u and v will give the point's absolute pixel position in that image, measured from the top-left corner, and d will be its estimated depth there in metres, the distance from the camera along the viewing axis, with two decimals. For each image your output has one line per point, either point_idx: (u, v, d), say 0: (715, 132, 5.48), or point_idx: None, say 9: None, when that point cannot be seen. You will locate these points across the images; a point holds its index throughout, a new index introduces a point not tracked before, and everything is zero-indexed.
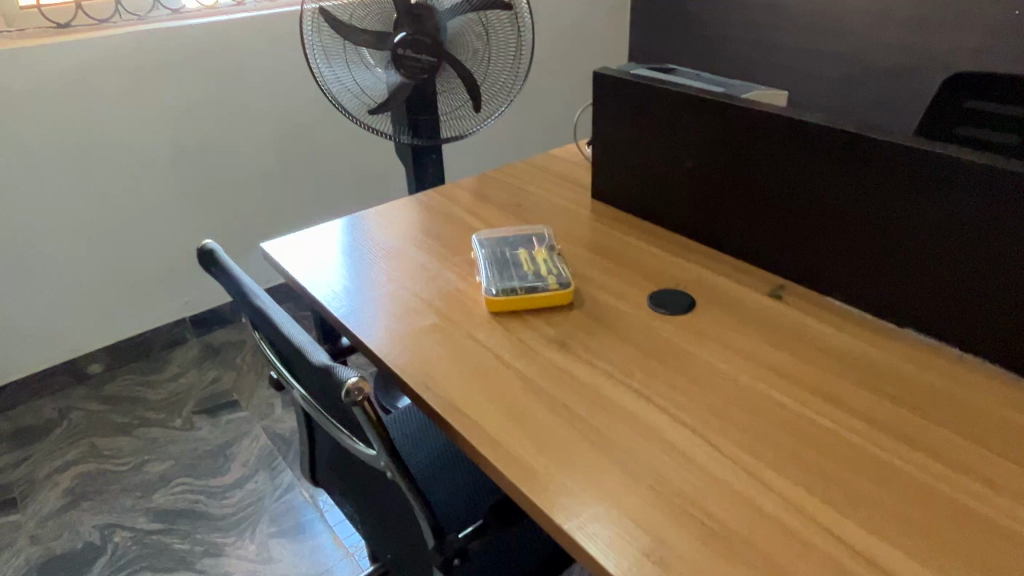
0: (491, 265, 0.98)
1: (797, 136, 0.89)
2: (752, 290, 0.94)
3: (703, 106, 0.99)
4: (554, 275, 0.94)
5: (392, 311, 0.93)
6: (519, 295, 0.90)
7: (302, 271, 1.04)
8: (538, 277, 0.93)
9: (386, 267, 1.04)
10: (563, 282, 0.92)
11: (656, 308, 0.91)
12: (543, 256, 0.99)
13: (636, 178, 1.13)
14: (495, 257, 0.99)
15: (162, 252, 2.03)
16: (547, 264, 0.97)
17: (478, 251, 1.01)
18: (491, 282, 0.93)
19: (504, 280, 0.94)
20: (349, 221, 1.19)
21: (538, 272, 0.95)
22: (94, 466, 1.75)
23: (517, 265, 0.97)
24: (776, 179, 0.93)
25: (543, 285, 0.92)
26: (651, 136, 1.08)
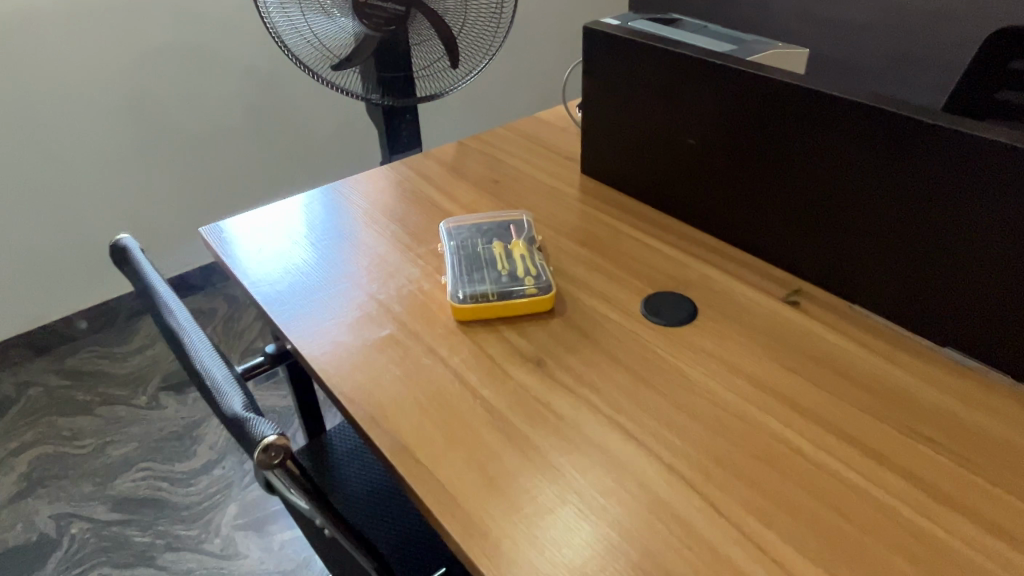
0: (458, 261, 0.83)
1: (820, 113, 0.74)
2: (763, 294, 0.81)
3: (713, 72, 0.83)
4: (531, 275, 0.80)
5: (343, 318, 0.80)
6: (490, 302, 0.77)
7: (243, 263, 0.90)
8: (513, 279, 0.80)
9: (339, 260, 0.90)
10: (542, 285, 0.79)
11: (650, 317, 0.77)
12: (520, 249, 0.84)
13: (633, 153, 0.98)
14: (464, 251, 0.85)
15: (122, 216, 1.88)
16: (525, 260, 0.83)
17: (446, 243, 0.87)
18: (458, 284, 0.80)
19: (473, 281, 0.80)
20: (307, 198, 1.04)
21: (513, 271, 0.81)
22: (52, 448, 1.65)
23: (488, 261, 0.83)
24: (796, 163, 0.79)
25: (518, 289, 0.78)
26: (649, 105, 0.93)
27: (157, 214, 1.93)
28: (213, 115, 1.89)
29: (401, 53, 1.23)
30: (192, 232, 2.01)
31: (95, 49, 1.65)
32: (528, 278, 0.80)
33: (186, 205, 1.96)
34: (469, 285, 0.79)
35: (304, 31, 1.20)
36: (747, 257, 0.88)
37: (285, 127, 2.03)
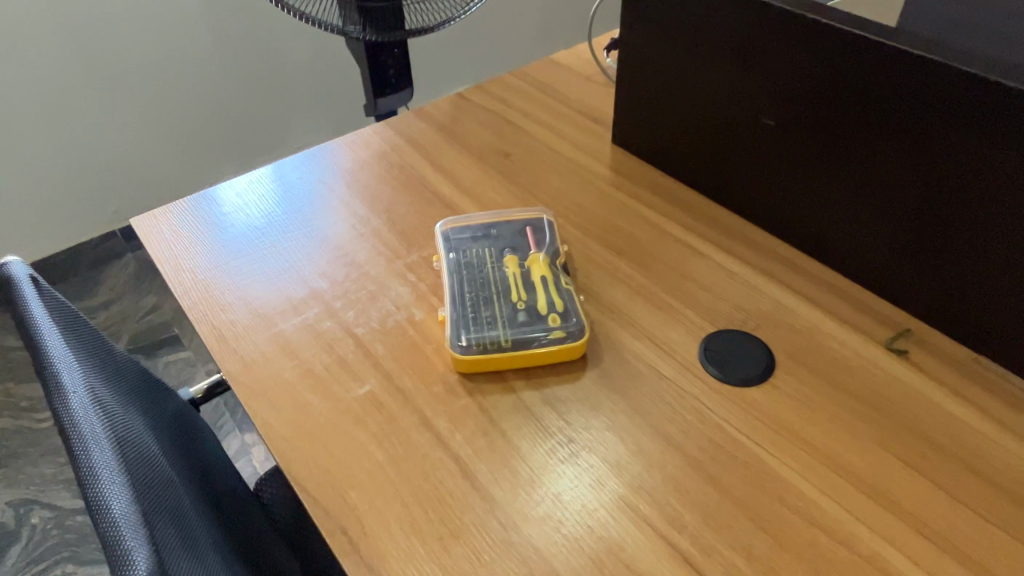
0: (460, 285, 0.63)
1: (962, 105, 0.52)
2: (857, 334, 0.61)
3: (803, 31, 0.60)
4: (557, 310, 0.60)
5: (308, 364, 0.61)
6: (503, 351, 0.58)
7: (183, 266, 0.71)
8: (533, 316, 0.60)
9: (305, 272, 0.70)
10: (571, 327, 0.59)
11: (714, 371, 0.59)
12: (542, 268, 0.64)
13: (686, 127, 0.75)
14: (466, 269, 0.65)
15: (74, 156, 1.63)
16: (547, 285, 0.63)
17: (444, 255, 0.67)
18: (460, 322, 0.60)
19: (479, 319, 0.60)
20: (270, 172, 0.83)
21: (534, 303, 0.61)
22: (9, 422, 1.49)
23: (499, 286, 0.63)
24: (912, 166, 0.57)
25: (540, 332, 0.59)
26: (710, 68, 0.70)
27: (116, 152, 1.67)
28: (177, 44, 1.59)
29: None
30: (158, 175, 1.76)
31: None
32: (552, 314, 0.60)
33: (150, 146, 1.70)
34: (474, 325, 0.60)
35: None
36: (830, 274, 0.68)
37: (264, 61, 1.73)
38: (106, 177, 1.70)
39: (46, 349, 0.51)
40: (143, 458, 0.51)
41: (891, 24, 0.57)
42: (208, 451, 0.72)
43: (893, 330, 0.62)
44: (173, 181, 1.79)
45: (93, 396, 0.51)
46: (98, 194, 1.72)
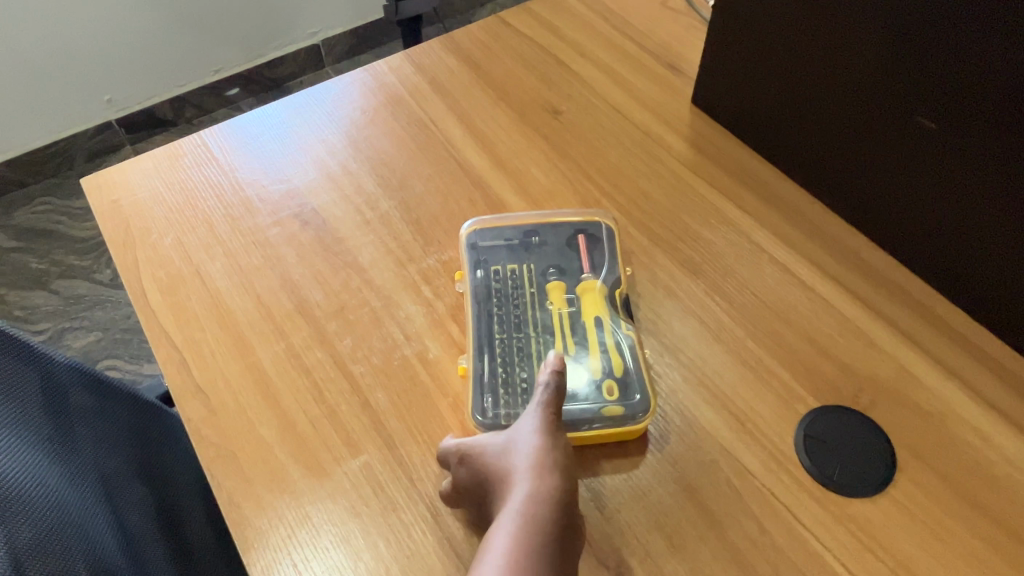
0: (490, 326, 0.50)
1: None
2: (1004, 427, 0.47)
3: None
4: (613, 377, 0.47)
5: (290, 417, 0.48)
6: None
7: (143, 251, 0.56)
8: (582, 383, 0.47)
9: (292, 274, 0.55)
10: (630, 407, 0.46)
11: (812, 469, 0.45)
12: (598, 308, 0.50)
13: (804, 104, 0.56)
14: (498, 301, 0.51)
15: (61, 34, 1.41)
16: (603, 337, 0.49)
17: (470, 279, 0.52)
18: (488, 386, 0.47)
19: (513, 383, 0.47)
20: (257, 117, 0.66)
21: (582, 364, 0.48)
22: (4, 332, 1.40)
23: (541, 333, 0.49)
24: None
25: (591, 408, 0.46)
26: (848, 28, 0.50)
27: (108, 30, 1.45)
28: None
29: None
30: (157, 55, 1.55)
31: None
32: (608, 383, 0.47)
33: (147, 22, 1.48)
34: (507, 393, 0.47)
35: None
36: (966, 325, 0.51)
37: None
38: (98, 58, 1.49)
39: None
40: (36, 563, 0.38)
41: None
42: (170, 470, 0.60)
43: None
44: (173, 64, 1.59)
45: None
46: (90, 78, 1.51)
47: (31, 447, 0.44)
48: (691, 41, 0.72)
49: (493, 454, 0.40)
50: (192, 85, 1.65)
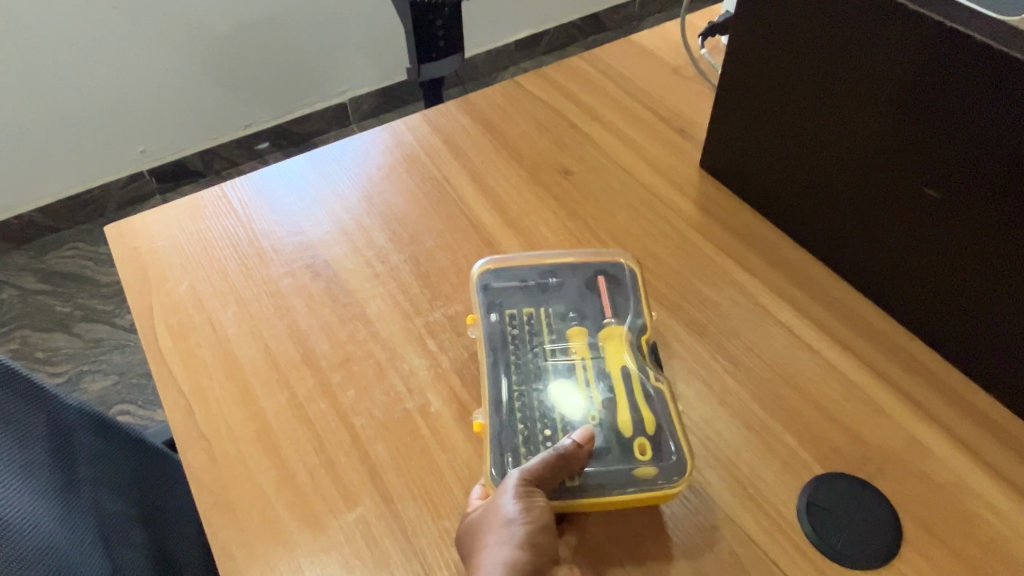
0: (507, 373, 0.48)
1: None
2: (1018, 501, 0.45)
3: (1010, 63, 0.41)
4: (645, 432, 0.45)
5: (289, 467, 0.48)
6: (575, 498, 0.43)
7: (154, 296, 0.58)
8: (611, 440, 0.45)
9: (300, 324, 0.56)
10: (665, 472, 0.44)
11: (815, 538, 0.44)
12: (623, 360, 0.49)
13: (808, 175, 0.57)
14: (515, 347, 0.50)
15: (98, 88, 1.48)
16: (632, 391, 0.47)
17: (486, 323, 0.51)
18: (509, 440, 0.45)
19: (535, 440, 0.45)
20: (279, 169, 0.68)
21: (610, 419, 0.46)
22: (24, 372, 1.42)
23: (566, 388, 0.48)
24: None
25: (622, 468, 0.44)
26: (847, 104, 0.52)
27: (144, 86, 1.52)
28: None
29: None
30: (189, 110, 1.62)
31: None
32: (640, 440, 0.45)
33: (182, 79, 1.55)
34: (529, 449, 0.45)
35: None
36: (974, 393, 0.51)
37: None
38: (133, 112, 1.55)
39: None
40: None
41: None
42: (172, 518, 0.60)
43: None
44: (206, 119, 1.65)
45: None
46: (125, 131, 1.58)
47: (35, 488, 0.45)
48: (701, 107, 0.74)
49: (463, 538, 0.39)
50: (222, 139, 1.71)
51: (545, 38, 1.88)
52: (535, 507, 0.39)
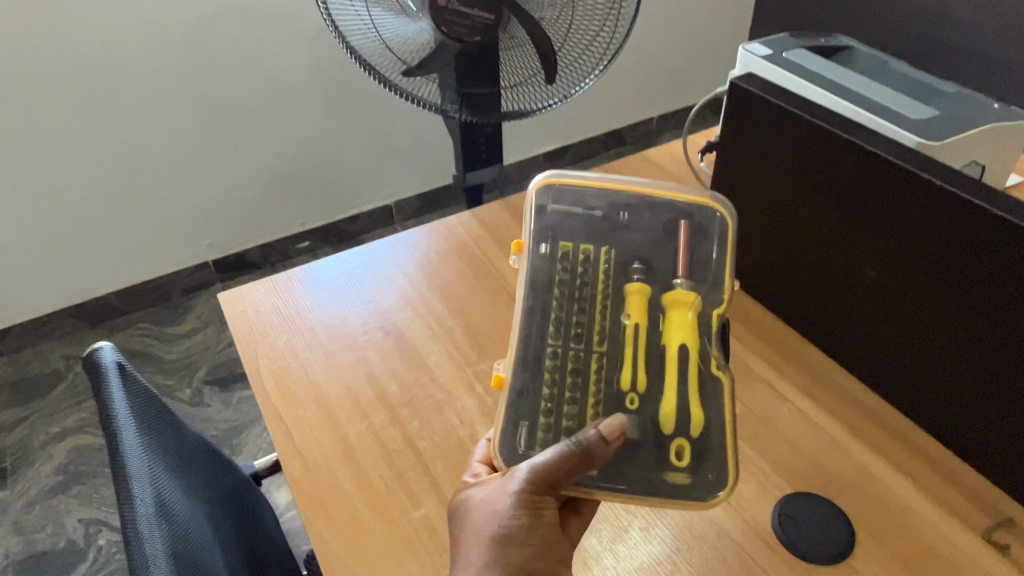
0: (552, 280, 0.59)
1: None
2: (948, 515, 0.56)
3: (926, 182, 0.55)
4: (688, 437, 0.52)
5: (367, 476, 0.61)
6: (593, 490, 0.50)
7: (256, 343, 0.73)
8: (654, 443, 0.52)
9: (374, 369, 0.70)
10: (694, 487, 0.51)
11: (784, 538, 0.55)
12: (685, 337, 0.57)
13: (773, 255, 0.71)
14: (561, 286, 0.58)
15: (178, 192, 1.66)
16: (689, 372, 0.55)
17: (542, 248, 0.60)
18: (538, 385, 0.54)
19: (557, 411, 0.53)
20: (355, 255, 0.84)
21: (656, 404, 0.54)
22: (92, 439, 1.54)
23: (609, 347, 0.56)
24: (1009, 345, 0.52)
25: (654, 473, 0.51)
26: (799, 201, 0.67)
27: (217, 191, 1.71)
28: (282, 96, 1.63)
29: (490, 54, 0.88)
30: (253, 210, 1.79)
31: (148, 18, 1.40)
32: (679, 442, 0.52)
33: (250, 185, 1.74)
34: (552, 370, 0.54)
35: (366, 16, 0.87)
36: (916, 433, 0.62)
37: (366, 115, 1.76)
38: (206, 214, 1.74)
39: (128, 478, 0.51)
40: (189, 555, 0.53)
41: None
42: (257, 528, 0.73)
43: (991, 516, 0.56)
44: (268, 219, 1.83)
45: (166, 542, 0.49)
46: (197, 228, 1.75)
47: (181, 489, 0.59)
48: None
49: (469, 510, 0.50)
50: (279, 234, 1.88)
51: (569, 153, 2.10)
52: (537, 519, 0.48)
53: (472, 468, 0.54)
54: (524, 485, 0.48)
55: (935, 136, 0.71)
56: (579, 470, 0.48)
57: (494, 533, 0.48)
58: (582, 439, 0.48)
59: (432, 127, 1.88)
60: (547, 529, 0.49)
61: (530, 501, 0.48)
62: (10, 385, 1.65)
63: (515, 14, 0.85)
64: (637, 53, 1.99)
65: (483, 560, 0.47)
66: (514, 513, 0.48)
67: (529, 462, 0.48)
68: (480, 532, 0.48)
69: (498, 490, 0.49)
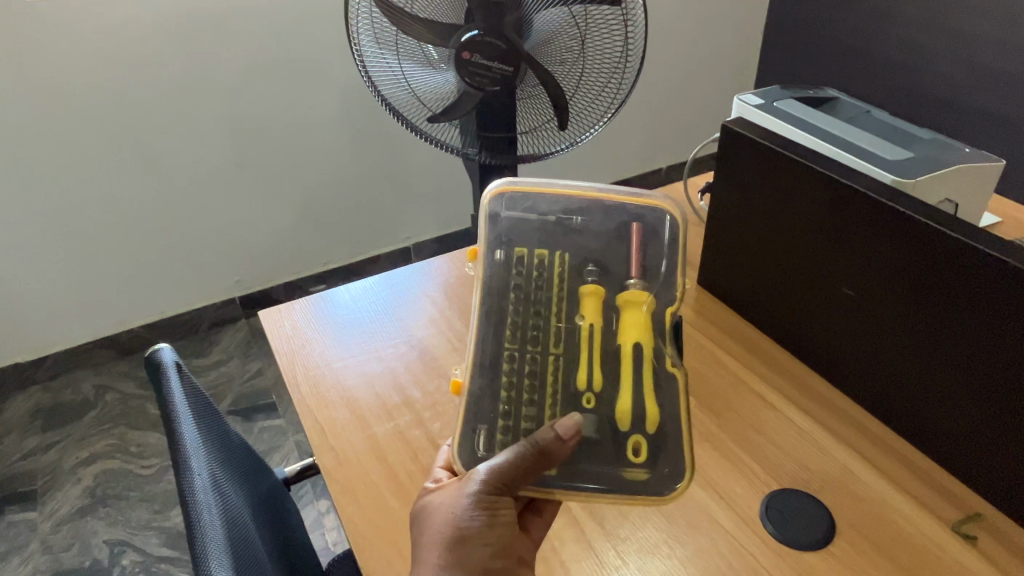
0: (509, 282, 0.67)
1: None
2: (922, 510, 0.62)
3: (890, 211, 0.62)
4: (644, 434, 0.59)
5: (393, 468, 0.67)
6: (552, 489, 0.56)
7: (290, 351, 0.81)
8: (615, 443, 0.59)
9: (400, 378, 0.77)
10: (652, 482, 0.57)
11: (772, 529, 0.61)
12: (638, 337, 0.64)
13: (766, 280, 0.79)
14: (517, 289, 0.66)
15: (213, 228, 1.73)
16: (642, 371, 0.63)
17: (500, 252, 0.68)
18: (496, 387, 0.61)
19: (513, 410, 0.60)
20: (382, 279, 0.92)
21: (614, 404, 0.60)
22: (119, 464, 1.54)
23: (565, 349, 0.63)
24: (965, 353, 0.59)
25: (613, 471, 0.57)
26: (785, 230, 0.75)
27: (249, 230, 1.78)
28: (310, 138, 1.72)
29: (508, 104, 0.97)
30: (279, 247, 1.85)
31: (198, 65, 1.50)
32: (636, 439, 0.59)
33: (279, 225, 1.81)
34: (509, 371, 0.62)
35: (398, 68, 0.97)
36: (897, 441, 0.69)
37: (391, 161, 1.86)
38: (235, 252, 1.80)
39: (187, 462, 0.57)
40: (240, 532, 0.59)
41: (984, 230, 0.59)
42: (292, 528, 0.79)
43: (961, 512, 0.62)
44: (294, 259, 1.90)
45: (220, 511, 0.56)
46: (226, 265, 1.81)
47: (229, 478, 0.66)
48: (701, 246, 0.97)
49: (431, 512, 0.54)
50: (303, 271, 1.93)
51: None
52: (494, 519, 0.52)
53: (433, 472, 0.60)
54: (482, 486, 0.52)
55: (908, 174, 0.77)
56: (534, 469, 0.53)
57: (452, 533, 0.52)
58: (536, 439, 0.53)
59: (451, 173, 1.98)
60: (505, 528, 0.53)
61: (487, 501, 0.52)
62: (41, 412, 1.67)
63: (531, 67, 0.93)
64: (642, 107, 2.12)
65: (442, 557, 0.51)
66: (472, 514, 0.52)
67: (486, 464, 0.53)
68: (439, 531, 0.52)
69: (455, 493, 0.53)
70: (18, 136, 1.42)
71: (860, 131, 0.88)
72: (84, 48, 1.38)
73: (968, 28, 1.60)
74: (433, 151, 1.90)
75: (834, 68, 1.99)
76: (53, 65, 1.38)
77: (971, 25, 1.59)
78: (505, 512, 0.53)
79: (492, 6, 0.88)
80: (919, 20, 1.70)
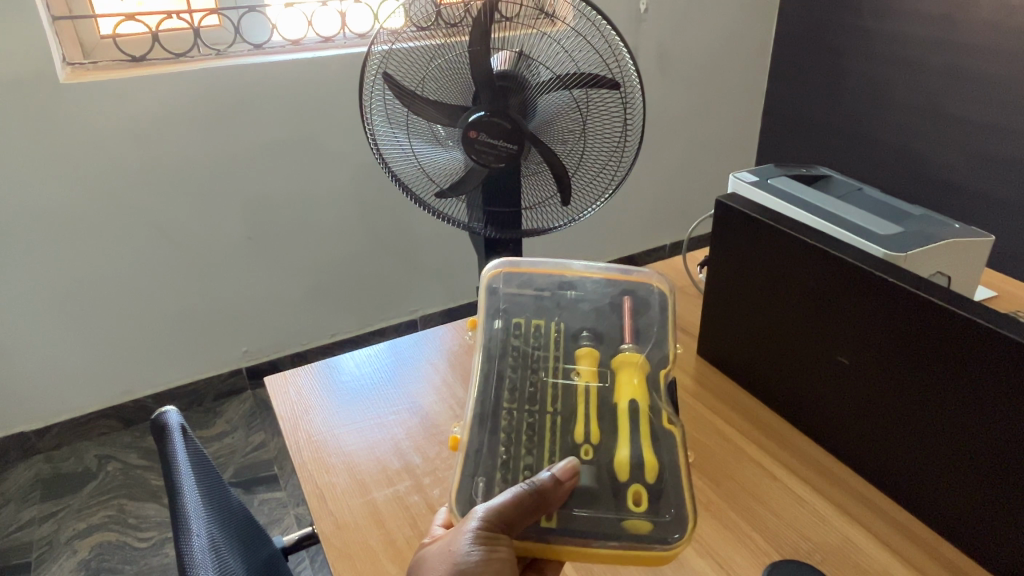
0: (507, 346, 0.71)
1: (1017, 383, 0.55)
2: None
3: (879, 283, 0.64)
4: (644, 482, 0.59)
5: (391, 535, 0.67)
6: (552, 541, 0.56)
7: (290, 412, 0.83)
8: (616, 493, 0.59)
9: (401, 444, 0.78)
10: (657, 531, 0.56)
11: None
12: (636, 394, 0.67)
13: (763, 350, 0.81)
14: (515, 352, 0.71)
15: (224, 297, 1.76)
16: (638, 422, 0.64)
17: (496, 319, 0.74)
18: (494, 443, 0.62)
19: (511, 467, 0.60)
20: (386, 348, 0.94)
21: (612, 456, 0.61)
22: (116, 536, 1.50)
23: (561, 407, 0.66)
24: (959, 421, 0.60)
25: (613, 517, 0.57)
26: (779, 301, 0.77)
27: (259, 300, 1.81)
28: (321, 212, 1.77)
29: (514, 180, 1.01)
30: (287, 318, 1.87)
31: (220, 141, 1.58)
32: (636, 488, 0.59)
33: (289, 296, 1.84)
34: (507, 428, 0.63)
35: (408, 146, 1.01)
36: (900, 511, 0.68)
37: (401, 234, 1.90)
38: (244, 322, 1.82)
39: (187, 523, 0.57)
40: None
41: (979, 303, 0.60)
42: None
43: None
44: (302, 332, 1.91)
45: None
46: (235, 336, 1.83)
47: (228, 545, 0.65)
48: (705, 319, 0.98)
49: (432, 554, 0.53)
50: (310, 344, 1.94)
51: None
52: (493, 555, 0.52)
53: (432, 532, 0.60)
54: (482, 523, 0.52)
55: (900, 249, 0.79)
56: (533, 511, 0.53)
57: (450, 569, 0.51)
58: (537, 482, 0.54)
59: (459, 247, 2.02)
60: (504, 566, 0.52)
61: (486, 541, 0.52)
62: (41, 483, 1.64)
63: (534, 145, 0.98)
64: (645, 184, 2.18)
65: None
66: (471, 549, 0.51)
67: (486, 505, 0.54)
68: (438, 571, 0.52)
69: (454, 533, 0.53)
70: (42, 206, 1.47)
71: (852, 207, 0.91)
72: (113, 121, 1.46)
73: (958, 109, 1.67)
74: (440, 226, 1.96)
75: (832, 150, 2.05)
76: (83, 138, 1.45)
77: (961, 106, 1.66)
78: (505, 552, 0.52)
79: (498, 90, 0.94)
80: (910, 103, 1.78)
